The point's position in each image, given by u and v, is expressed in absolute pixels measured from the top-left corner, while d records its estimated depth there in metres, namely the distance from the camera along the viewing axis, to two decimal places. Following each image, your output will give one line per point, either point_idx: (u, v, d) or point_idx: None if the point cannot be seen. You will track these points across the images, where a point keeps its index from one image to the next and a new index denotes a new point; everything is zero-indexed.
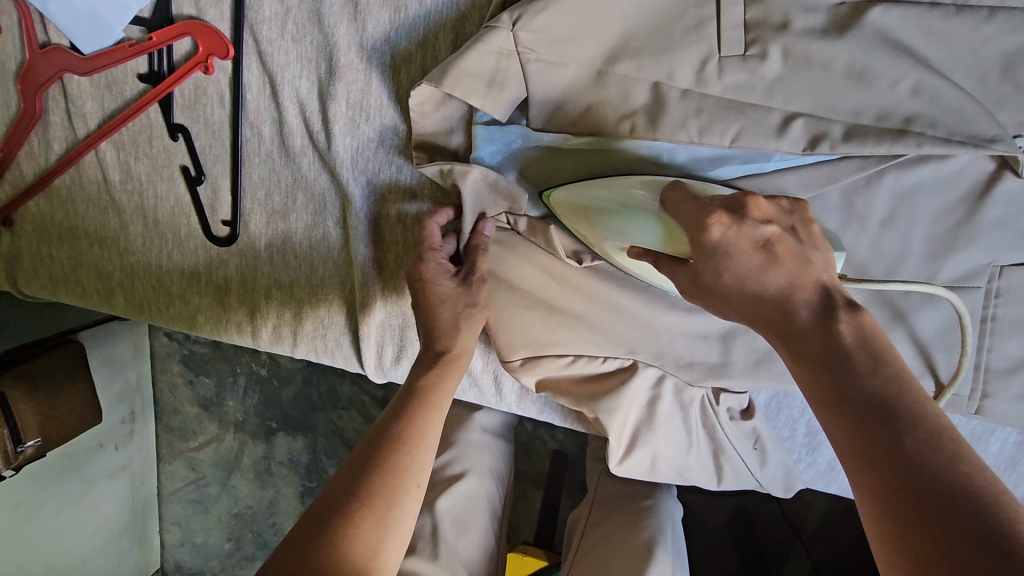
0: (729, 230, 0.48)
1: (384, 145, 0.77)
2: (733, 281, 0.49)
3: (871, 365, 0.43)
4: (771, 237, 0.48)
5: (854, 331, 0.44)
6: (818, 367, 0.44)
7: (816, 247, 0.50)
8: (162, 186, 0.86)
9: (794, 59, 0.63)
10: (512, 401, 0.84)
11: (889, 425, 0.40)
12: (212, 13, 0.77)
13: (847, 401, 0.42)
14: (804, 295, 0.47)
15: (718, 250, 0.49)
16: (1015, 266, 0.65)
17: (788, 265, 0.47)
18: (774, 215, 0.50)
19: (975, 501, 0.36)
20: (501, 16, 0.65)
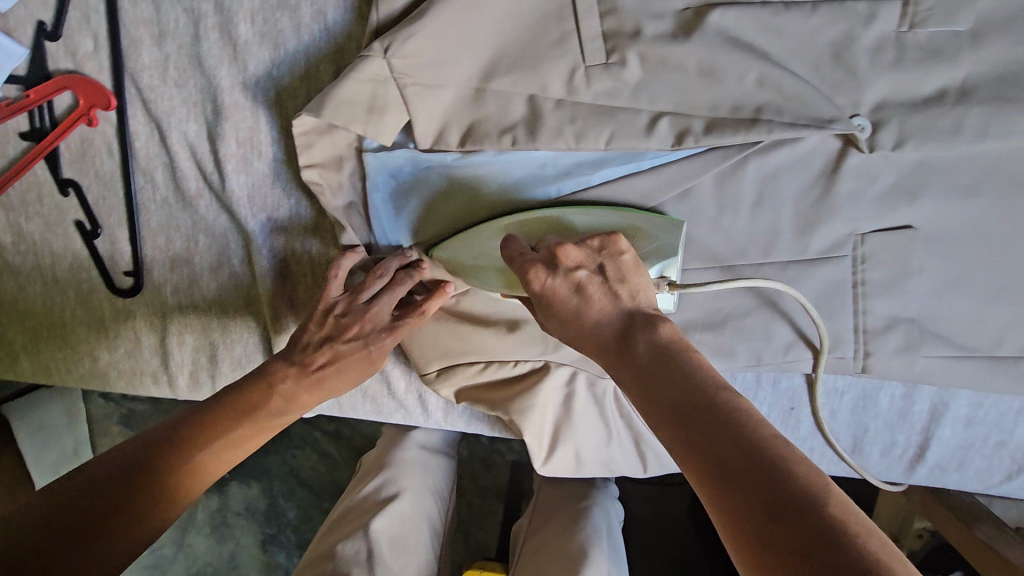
0: (554, 277, 0.54)
1: (279, 179, 0.77)
2: (561, 325, 0.55)
3: (671, 381, 0.47)
4: (581, 279, 0.53)
5: (651, 350, 0.49)
6: (638, 395, 0.49)
7: (624, 276, 0.54)
8: (58, 242, 0.84)
9: (651, 62, 0.67)
10: (439, 417, 0.85)
11: (700, 433, 0.43)
12: (90, 65, 0.77)
13: (666, 421, 0.46)
14: (613, 328, 0.52)
15: (543, 299, 0.54)
16: (875, 232, 0.70)
17: (596, 303, 0.52)
18: (588, 257, 0.55)
19: (780, 484, 0.39)
20: (372, 45, 0.67)
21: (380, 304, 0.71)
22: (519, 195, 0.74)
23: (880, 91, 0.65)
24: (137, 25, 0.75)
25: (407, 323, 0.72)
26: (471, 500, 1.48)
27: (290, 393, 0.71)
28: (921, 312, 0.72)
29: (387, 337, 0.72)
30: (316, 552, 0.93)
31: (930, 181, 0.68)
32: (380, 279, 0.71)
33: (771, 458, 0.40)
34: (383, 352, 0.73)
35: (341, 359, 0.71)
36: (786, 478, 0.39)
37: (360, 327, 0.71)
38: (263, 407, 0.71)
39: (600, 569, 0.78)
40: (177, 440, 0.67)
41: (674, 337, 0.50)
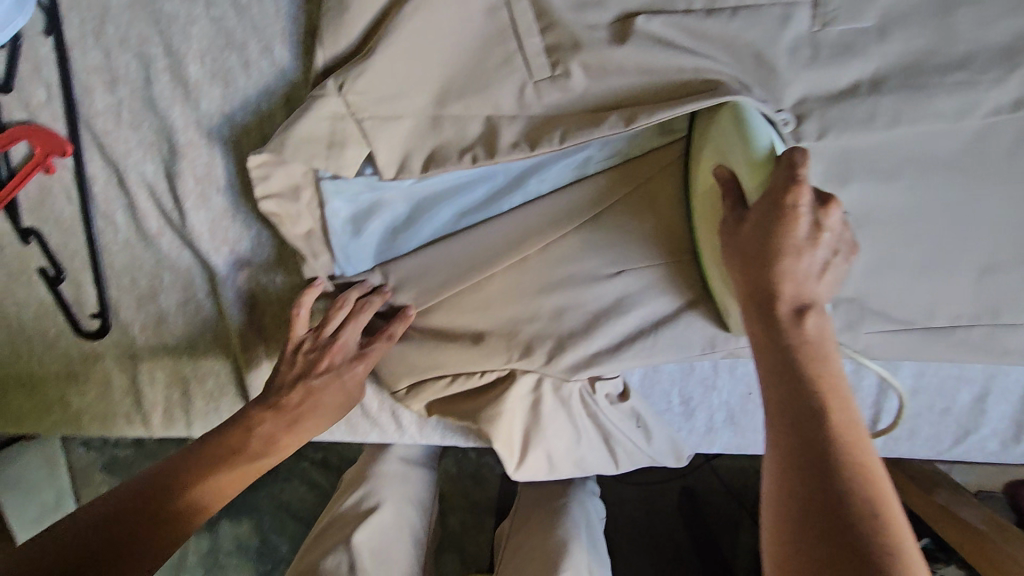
0: (801, 211, 0.51)
1: (239, 211, 0.79)
2: (739, 256, 0.55)
3: (819, 371, 0.50)
4: (822, 243, 0.52)
5: (816, 331, 0.52)
6: (773, 361, 0.52)
7: (825, 267, 0.54)
8: (23, 291, 0.84)
9: (592, 71, 0.71)
10: (413, 432, 0.86)
11: (808, 421, 0.48)
12: (44, 114, 0.78)
13: (789, 396, 0.50)
14: (795, 292, 0.52)
15: (771, 219, 0.52)
16: None
17: (805, 267, 0.52)
18: (834, 227, 0.52)
19: (850, 483, 0.45)
20: (325, 84, 0.71)
21: (344, 335, 0.74)
22: (483, 208, 0.78)
23: (800, 87, 0.69)
24: (89, 73, 0.77)
25: (375, 350, 0.75)
26: (463, 514, 1.49)
27: (269, 435, 0.71)
28: (864, 291, 0.76)
29: (358, 366, 0.75)
30: (298, 568, 0.94)
31: (854, 167, 0.72)
32: (341, 311, 0.74)
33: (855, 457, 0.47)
34: (358, 382, 0.76)
35: (315, 395, 0.73)
36: (859, 478, 0.45)
37: (331, 359, 0.74)
38: (246, 453, 0.70)
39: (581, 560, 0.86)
40: (161, 488, 0.66)
41: (829, 324, 0.53)
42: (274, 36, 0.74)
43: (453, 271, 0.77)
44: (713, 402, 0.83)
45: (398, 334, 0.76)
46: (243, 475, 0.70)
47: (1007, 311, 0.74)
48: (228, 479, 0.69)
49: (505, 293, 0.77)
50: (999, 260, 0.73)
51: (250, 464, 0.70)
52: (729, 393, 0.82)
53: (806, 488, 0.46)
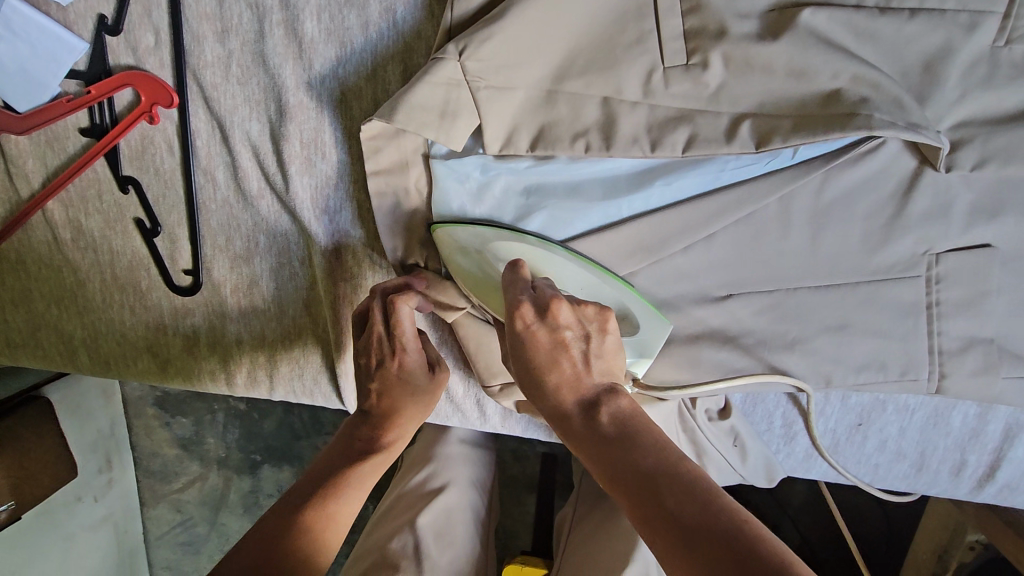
0: (532, 325, 0.58)
1: (343, 181, 0.76)
2: (522, 368, 0.61)
3: (628, 437, 0.55)
4: (567, 343, 0.58)
5: (610, 420, 0.57)
6: (597, 460, 0.56)
7: (602, 355, 0.60)
8: (117, 239, 0.83)
9: (734, 65, 0.64)
10: (496, 422, 0.85)
11: (632, 469, 0.53)
12: (152, 60, 0.75)
13: (614, 469, 0.54)
14: (578, 396, 0.59)
15: (585, 362, 0.59)
16: (948, 252, 0.69)
17: (566, 371, 0.59)
18: (575, 323, 0.59)
19: (675, 503, 0.49)
20: (447, 47, 0.65)
21: (375, 330, 0.70)
22: (599, 212, 0.73)
23: (969, 105, 0.63)
24: (200, 21, 0.73)
25: (407, 316, 0.70)
26: (503, 489, 1.49)
27: (375, 435, 0.73)
28: (1001, 332, 0.71)
29: (406, 348, 0.71)
30: (367, 544, 0.99)
31: (1012, 198, 0.66)
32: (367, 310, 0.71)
33: (675, 478, 0.51)
34: (416, 359, 0.72)
35: (386, 391, 0.72)
36: (688, 491, 0.50)
37: (378, 356, 0.71)
38: (357, 461, 0.72)
39: (648, 554, 0.94)
40: (292, 507, 0.68)
41: (621, 401, 0.58)
42: None
43: None
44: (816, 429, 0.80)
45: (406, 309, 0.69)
46: (360, 481, 0.71)
47: None
48: (348, 484, 0.70)
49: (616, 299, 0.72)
50: None
51: (366, 462, 0.71)
52: (835, 420, 0.79)
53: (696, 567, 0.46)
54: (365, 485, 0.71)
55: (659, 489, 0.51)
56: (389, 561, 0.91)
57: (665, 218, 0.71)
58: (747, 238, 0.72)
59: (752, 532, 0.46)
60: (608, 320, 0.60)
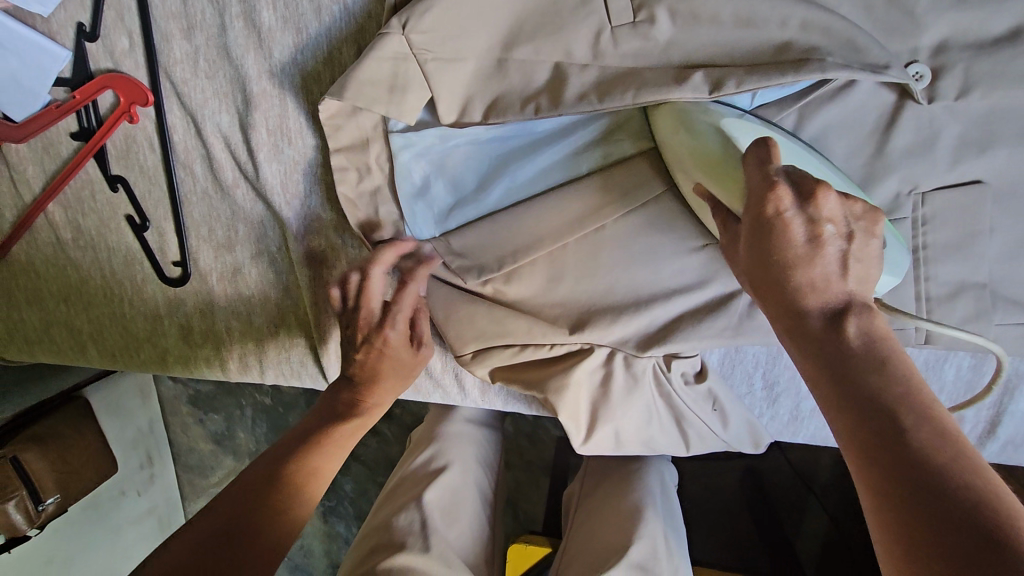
0: (788, 212, 0.46)
1: (311, 166, 0.78)
2: (754, 262, 0.49)
3: (890, 369, 0.43)
4: (828, 240, 0.45)
5: (862, 334, 0.44)
6: (820, 372, 0.45)
7: (862, 258, 0.46)
8: (112, 236, 0.88)
9: (681, 17, 0.62)
10: (476, 396, 0.86)
11: (883, 424, 0.41)
12: (128, 63, 0.79)
13: (835, 385, 0.44)
14: (826, 301, 0.46)
15: (840, 261, 0.46)
16: (936, 190, 0.65)
17: (817, 272, 0.46)
18: (838, 216, 0.46)
19: (949, 486, 0.38)
20: (390, 22, 0.65)
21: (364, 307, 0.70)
22: (558, 169, 0.72)
23: (941, 32, 0.59)
24: (167, 20, 0.76)
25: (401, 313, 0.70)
26: (518, 473, 1.49)
27: (353, 401, 0.73)
28: (994, 276, 0.66)
29: (392, 329, 0.71)
30: (373, 521, 0.97)
31: (1002, 128, 0.61)
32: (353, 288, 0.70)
33: (948, 449, 0.39)
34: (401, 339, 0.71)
35: (370, 365, 0.72)
36: (969, 486, 0.37)
37: (363, 333, 0.71)
38: (337, 421, 0.72)
39: (655, 530, 0.86)
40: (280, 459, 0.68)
41: (879, 323, 0.45)
42: None
43: (525, 240, 0.72)
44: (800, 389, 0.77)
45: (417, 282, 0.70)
46: (339, 445, 0.71)
47: None
48: (326, 446, 0.70)
49: (579, 262, 0.72)
50: None
51: (346, 424, 0.72)
52: None
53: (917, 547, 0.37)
54: (341, 454, 0.71)
55: (927, 463, 0.39)
56: (395, 539, 0.89)
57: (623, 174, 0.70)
58: None
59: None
60: (878, 221, 0.47)
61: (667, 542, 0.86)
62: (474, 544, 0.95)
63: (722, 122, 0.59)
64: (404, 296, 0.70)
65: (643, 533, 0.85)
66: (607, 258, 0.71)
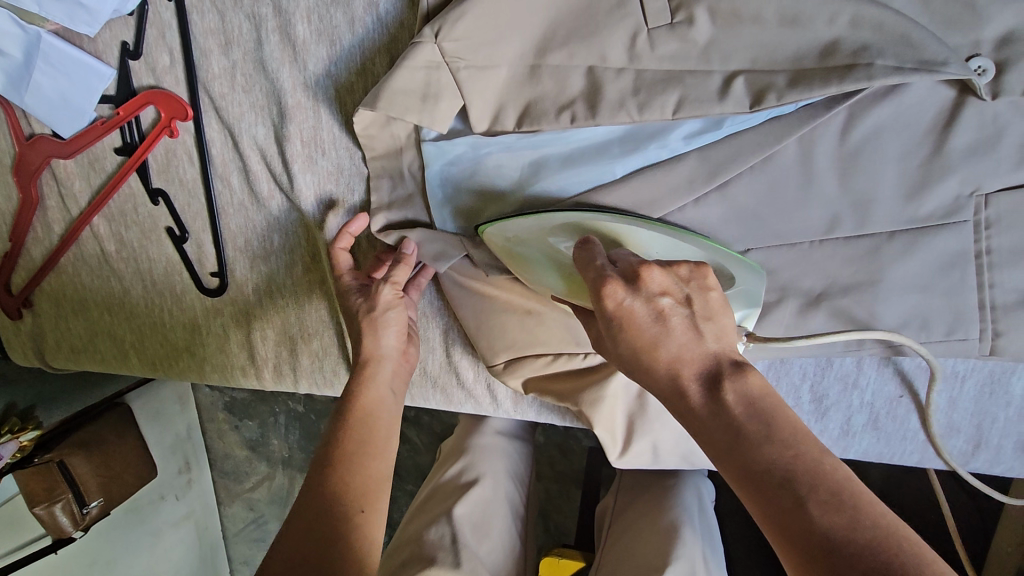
0: (626, 299, 0.47)
1: (344, 176, 0.79)
2: (622, 353, 0.49)
3: (769, 433, 0.42)
4: (669, 312, 0.47)
5: (740, 399, 0.44)
6: (715, 449, 0.44)
7: (710, 313, 0.48)
8: (153, 248, 0.90)
9: (721, 17, 0.60)
10: (509, 407, 0.84)
11: (780, 496, 0.40)
12: (169, 79, 0.81)
13: (731, 460, 0.43)
14: (695, 371, 0.46)
15: (693, 324, 0.47)
16: (1000, 192, 0.60)
17: (675, 347, 0.46)
18: (672, 285, 0.48)
19: (842, 546, 0.37)
20: (423, 30, 0.65)
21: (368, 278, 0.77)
22: (591, 172, 0.70)
23: (1005, 24, 0.55)
24: (206, 36, 0.78)
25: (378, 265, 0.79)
26: (550, 484, 1.46)
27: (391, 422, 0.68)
28: None
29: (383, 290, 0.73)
30: (404, 535, 0.96)
31: None
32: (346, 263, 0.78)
33: (837, 502, 0.38)
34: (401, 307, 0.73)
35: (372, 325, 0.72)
36: (859, 542, 0.37)
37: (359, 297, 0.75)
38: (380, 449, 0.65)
39: (692, 550, 0.82)
40: (316, 473, 0.61)
41: (749, 376, 0.45)
42: None
43: None
44: (851, 403, 0.73)
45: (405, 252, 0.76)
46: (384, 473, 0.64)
47: None
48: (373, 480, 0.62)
49: None
50: None
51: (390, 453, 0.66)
52: (872, 393, 0.72)
53: None
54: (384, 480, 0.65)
55: (826, 536, 0.38)
56: (427, 553, 0.88)
57: (661, 176, 0.67)
58: (759, 198, 0.67)
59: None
60: (706, 277, 0.49)
61: (705, 564, 0.82)
62: (507, 558, 0.94)
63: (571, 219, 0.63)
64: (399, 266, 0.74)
65: (679, 553, 0.81)
66: None
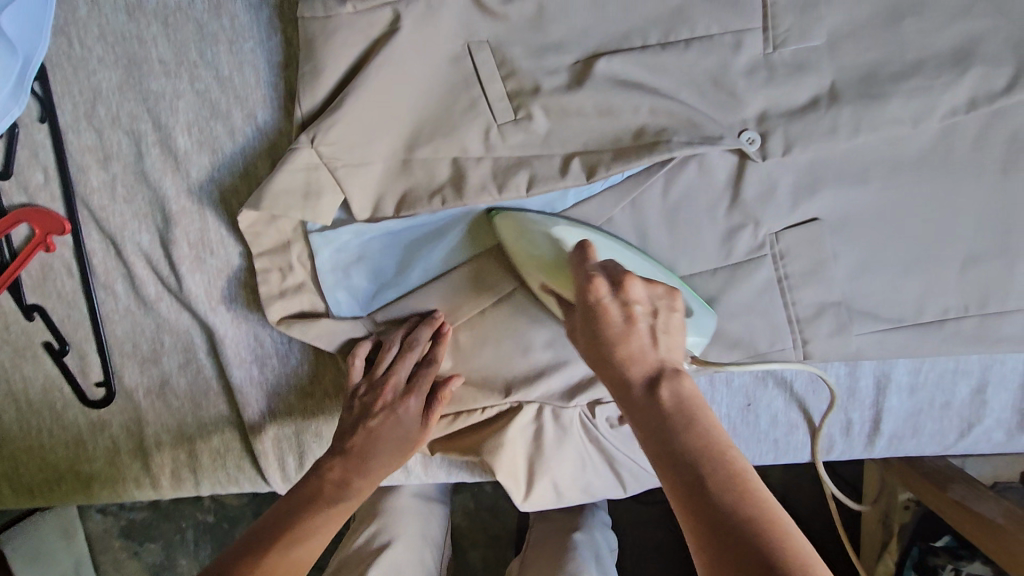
0: (605, 298, 0.57)
1: (234, 272, 0.82)
2: (589, 338, 0.58)
3: (689, 421, 0.51)
4: (639, 317, 0.57)
5: (673, 394, 0.53)
6: (641, 425, 0.54)
7: (666, 329, 0.58)
8: (28, 366, 0.86)
9: (553, 112, 0.73)
10: (420, 471, 0.87)
11: (689, 471, 0.49)
12: (43, 195, 0.82)
13: (652, 434, 0.52)
14: (641, 369, 0.55)
15: (624, 325, 0.56)
16: (785, 230, 0.76)
17: (634, 344, 0.56)
18: (646, 299, 0.59)
19: (732, 514, 0.46)
20: (299, 137, 0.73)
21: (394, 371, 0.75)
22: (468, 246, 0.80)
23: (760, 104, 0.72)
24: (83, 153, 0.81)
25: (423, 381, 0.75)
26: (485, 551, 1.44)
27: (343, 480, 0.73)
28: (850, 293, 0.77)
29: (412, 398, 0.75)
30: None
31: (826, 174, 0.74)
32: (414, 352, 0.75)
33: (735, 488, 0.48)
34: (411, 417, 0.75)
35: (374, 437, 0.73)
36: (752, 516, 0.46)
37: (383, 398, 0.75)
38: (328, 502, 0.71)
39: None
40: (286, 507, 0.72)
41: (690, 381, 0.54)
42: (257, 103, 0.78)
43: (446, 309, 0.79)
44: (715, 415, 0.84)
45: (439, 355, 0.77)
46: (319, 532, 0.69)
47: (992, 301, 0.74)
48: (304, 533, 0.68)
49: (501, 327, 0.79)
50: (979, 249, 0.73)
51: (331, 508, 0.71)
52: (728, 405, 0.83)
53: (719, 569, 0.45)
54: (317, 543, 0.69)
55: (722, 505, 0.47)
56: None
57: None
58: None
59: (789, 550, 0.44)
60: (676, 300, 0.60)
61: None
62: None
63: (553, 230, 0.69)
64: (425, 371, 0.76)
65: None
66: (524, 321, 0.79)
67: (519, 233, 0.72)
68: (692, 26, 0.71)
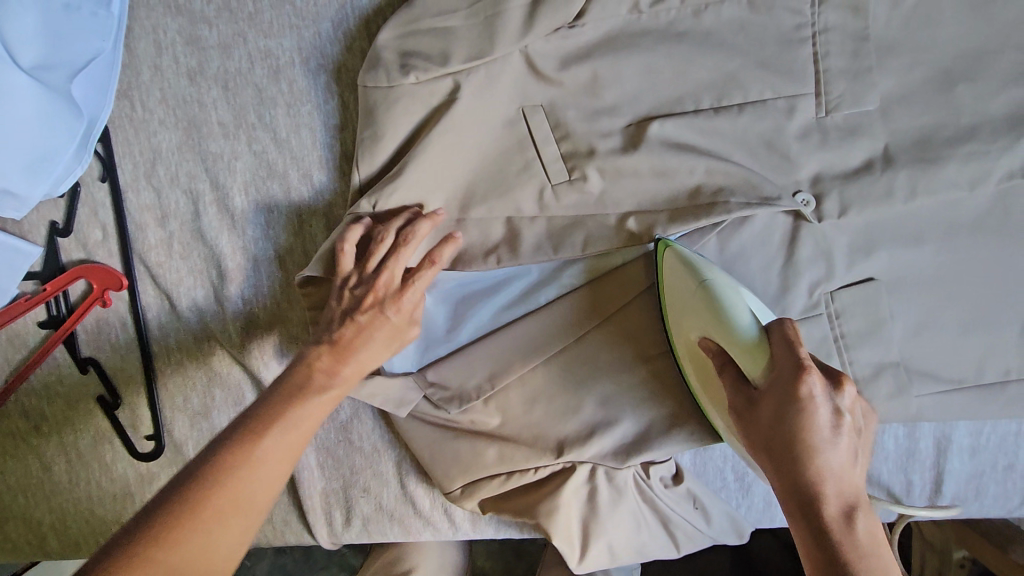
0: (818, 397, 0.50)
1: (286, 328, 0.83)
2: (770, 436, 0.52)
3: (878, 558, 0.47)
4: (845, 429, 0.51)
5: (863, 524, 0.48)
6: (806, 535, 0.49)
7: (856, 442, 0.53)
8: (79, 419, 0.87)
9: (609, 174, 0.74)
10: (468, 528, 0.86)
11: None
12: (101, 252, 0.83)
13: (818, 547, 0.48)
14: (841, 485, 0.50)
15: (834, 431, 0.50)
16: (840, 289, 0.75)
17: (840, 453, 0.50)
18: (855, 408, 0.54)
19: None
20: (360, 203, 0.74)
21: (388, 269, 0.69)
22: (518, 304, 0.80)
23: (815, 167, 0.72)
24: (141, 211, 0.82)
25: (424, 277, 0.70)
26: None
27: (331, 368, 0.67)
28: (906, 354, 0.75)
29: (406, 298, 0.70)
30: None
31: (881, 236, 0.73)
32: (384, 243, 0.70)
33: None
34: (404, 316, 0.70)
35: (365, 333, 0.69)
36: None
37: (376, 295, 0.69)
38: (306, 397, 0.64)
39: None
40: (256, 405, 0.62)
41: (872, 513, 0.50)
42: (313, 164, 0.79)
43: (499, 366, 0.78)
44: (768, 476, 0.83)
45: (444, 257, 0.70)
46: (300, 424, 0.61)
47: None
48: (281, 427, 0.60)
49: (554, 385, 0.79)
50: None
51: (316, 403, 0.64)
52: None
53: None
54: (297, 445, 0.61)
55: None
56: None
57: (578, 300, 0.78)
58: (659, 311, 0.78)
59: None
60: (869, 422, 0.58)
61: None
62: None
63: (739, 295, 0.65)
64: (423, 270, 0.70)
65: None
66: (576, 377, 0.79)
67: (687, 272, 0.69)
68: (746, 91, 0.71)
